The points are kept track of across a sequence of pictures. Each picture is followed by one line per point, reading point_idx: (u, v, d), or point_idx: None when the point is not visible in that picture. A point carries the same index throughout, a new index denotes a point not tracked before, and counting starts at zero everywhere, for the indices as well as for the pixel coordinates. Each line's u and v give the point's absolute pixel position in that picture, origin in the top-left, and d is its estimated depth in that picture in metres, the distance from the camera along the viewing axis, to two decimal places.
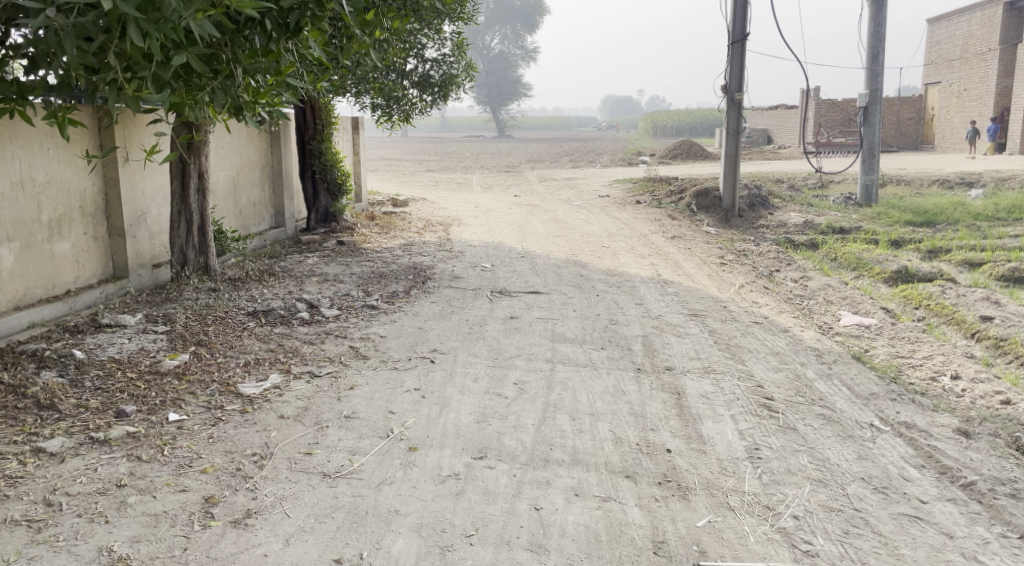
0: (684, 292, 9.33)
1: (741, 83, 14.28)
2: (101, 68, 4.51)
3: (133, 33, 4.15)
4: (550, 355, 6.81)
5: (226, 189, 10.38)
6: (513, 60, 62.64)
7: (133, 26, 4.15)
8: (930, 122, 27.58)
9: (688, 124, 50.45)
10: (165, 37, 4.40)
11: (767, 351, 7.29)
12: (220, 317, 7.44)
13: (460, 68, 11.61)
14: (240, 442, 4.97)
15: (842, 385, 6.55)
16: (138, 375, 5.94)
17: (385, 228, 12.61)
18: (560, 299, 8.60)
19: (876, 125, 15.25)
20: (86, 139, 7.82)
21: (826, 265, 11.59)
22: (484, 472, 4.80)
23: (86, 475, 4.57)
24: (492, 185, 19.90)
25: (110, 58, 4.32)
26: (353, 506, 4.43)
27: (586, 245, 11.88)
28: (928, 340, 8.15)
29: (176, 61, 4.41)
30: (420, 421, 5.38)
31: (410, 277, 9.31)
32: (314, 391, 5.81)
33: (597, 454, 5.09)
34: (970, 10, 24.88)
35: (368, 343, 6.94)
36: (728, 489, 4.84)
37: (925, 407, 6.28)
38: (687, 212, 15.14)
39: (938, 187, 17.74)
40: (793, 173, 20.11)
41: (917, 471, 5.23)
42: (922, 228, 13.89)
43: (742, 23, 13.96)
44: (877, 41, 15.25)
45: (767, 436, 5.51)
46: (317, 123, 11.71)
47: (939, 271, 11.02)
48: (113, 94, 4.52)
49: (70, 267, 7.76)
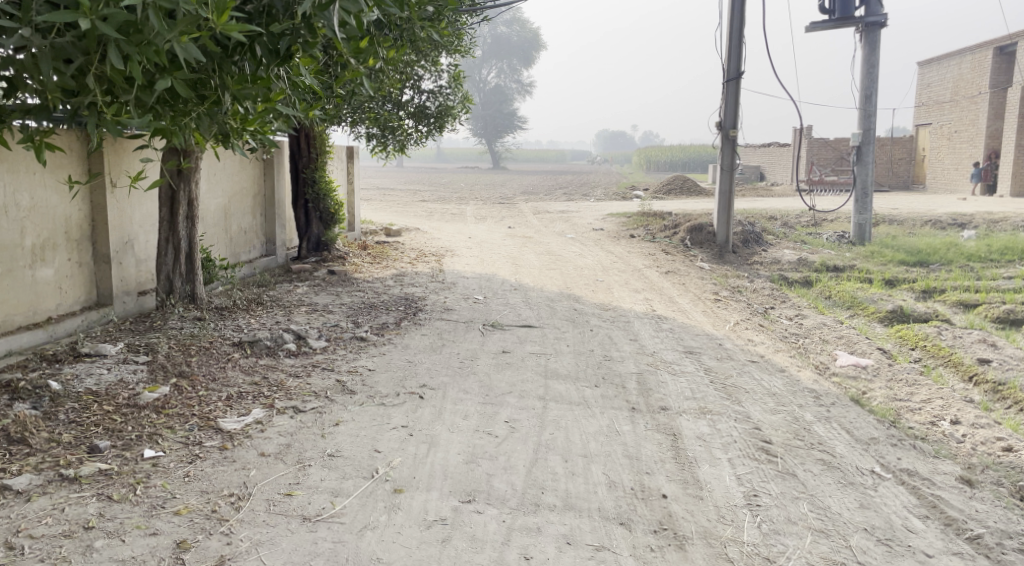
0: (678, 329, 9.16)
1: (736, 120, 14.22)
2: (80, 91, 4.40)
3: (113, 54, 4.05)
4: (542, 392, 6.61)
5: (217, 217, 10.21)
6: (509, 94, 62.95)
7: (113, 48, 4.06)
8: (921, 163, 27.65)
9: (682, 160, 50.62)
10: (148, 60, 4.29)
11: (764, 392, 7.10)
12: (204, 347, 7.24)
13: (456, 100, 11.52)
14: (217, 481, 4.76)
15: (840, 429, 6.37)
16: (115, 409, 5.72)
17: (377, 258, 12.44)
18: (554, 334, 8.41)
19: (870, 165, 15.20)
20: (72, 164, 7.64)
21: (820, 303, 11.48)
22: (472, 517, 4.60)
23: (53, 516, 4.35)
24: (486, 216, 19.76)
25: (89, 80, 4.21)
26: (333, 553, 4.23)
27: (581, 279, 11.73)
28: (926, 383, 7.98)
29: (158, 86, 4.28)
30: (406, 461, 5.18)
31: (401, 308, 9.13)
32: (298, 427, 5.61)
33: (590, 499, 4.90)
34: (961, 54, 25.07)
35: (355, 376, 6.74)
36: (726, 538, 4.67)
37: (927, 453, 6.10)
38: (681, 246, 15.04)
39: (931, 227, 17.70)
40: (787, 210, 20.08)
41: (921, 522, 5.06)
42: (916, 267, 13.79)
43: (737, 61, 13.94)
44: (872, 83, 15.23)
45: (766, 482, 5.32)
46: (311, 151, 11.59)
47: (934, 312, 10.90)
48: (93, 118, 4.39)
49: (52, 293, 7.55)
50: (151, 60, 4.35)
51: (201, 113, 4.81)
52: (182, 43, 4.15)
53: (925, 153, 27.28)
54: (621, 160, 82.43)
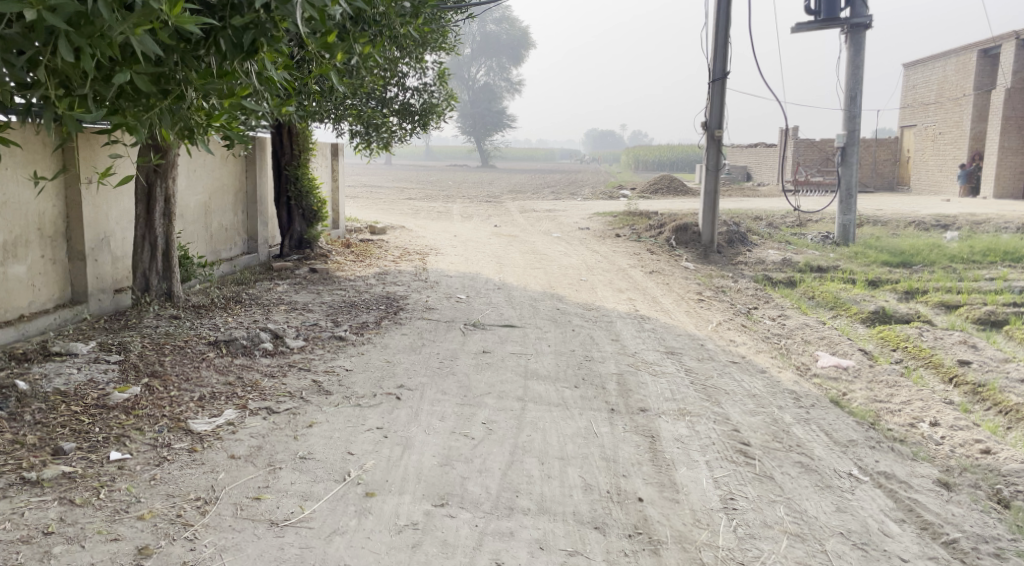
0: (660, 329, 9.10)
1: (721, 120, 14.17)
2: (34, 85, 4.32)
3: (63, 46, 3.97)
4: (521, 393, 6.54)
5: (197, 214, 10.09)
6: (498, 92, 62.81)
7: (63, 40, 3.98)
8: (906, 164, 27.70)
9: (669, 160, 50.60)
10: (104, 53, 4.22)
11: (744, 393, 7.04)
12: (178, 347, 7.13)
13: (441, 97, 11.45)
14: (184, 484, 4.68)
15: (819, 431, 6.31)
16: (84, 409, 5.63)
17: (360, 256, 12.33)
18: (535, 334, 8.33)
19: (855, 166, 15.17)
20: (45, 160, 7.49)
21: (803, 303, 11.46)
22: (444, 521, 4.53)
23: (12, 521, 4.27)
24: (472, 214, 19.68)
25: (40, 73, 4.13)
26: (300, 559, 4.16)
27: (564, 278, 11.66)
28: (906, 384, 7.95)
29: (114, 79, 4.20)
30: (380, 463, 5.11)
31: (382, 307, 9.04)
32: (271, 429, 5.51)
33: (566, 502, 4.84)
34: (946, 56, 25.14)
35: (332, 377, 6.65)
36: (701, 543, 4.62)
37: (906, 456, 6.06)
38: (666, 246, 14.99)
39: (914, 228, 17.72)
40: (773, 210, 20.08)
41: (897, 526, 5.02)
42: (899, 268, 13.80)
43: (723, 61, 13.90)
44: (857, 83, 15.21)
45: (743, 485, 5.27)
46: (294, 147, 11.46)
47: (916, 313, 10.89)
48: (47, 112, 4.31)
49: (24, 291, 7.43)
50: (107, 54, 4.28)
51: (163, 108, 4.73)
52: (137, 35, 4.09)
53: (910, 155, 27.33)
54: (609, 160, 82.39)
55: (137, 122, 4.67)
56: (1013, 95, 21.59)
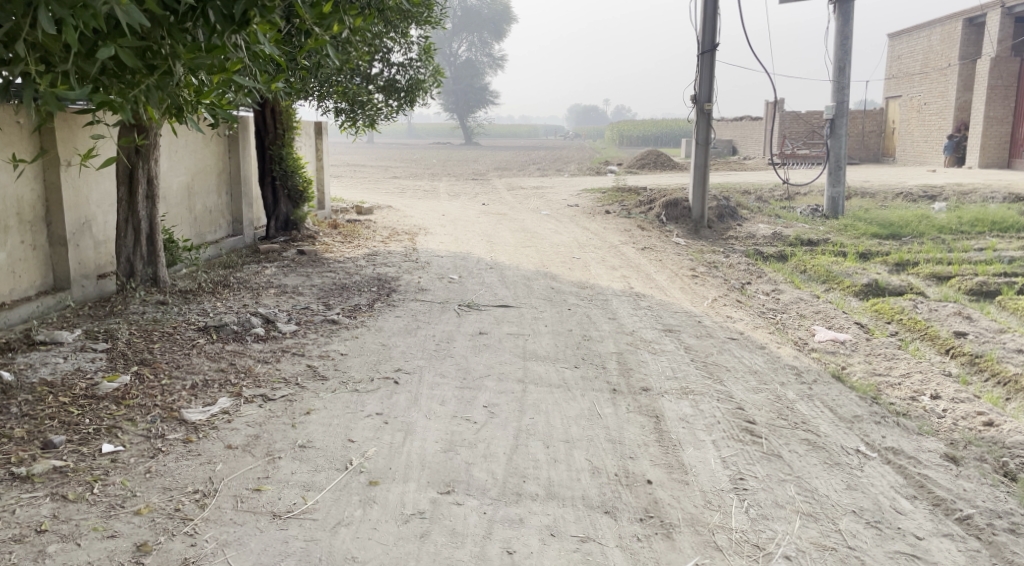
0: (656, 306, 8.97)
1: (710, 93, 14.00)
2: (12, 60, 4.13)
3: (43, 18, 3.78)
4: (521, 374, 6.40)
5: (180, 196, 9.86)
6: (480, 68, 62.26)
7: (43, 12, 3.80)
8: (891, 135, 27.61)
9: (654, 135, 50.34)
10: (89, 25, 4.04)
11: (745, 370, 6.93)
12: (167, 333, 6.95)
13: (427, 73, 11.21)
14: (181, 476, 4.60)
15: (824, 407, 6.19)
16: (73, 399, 5.48)
17: (348, 237, 12.12)
18: (530, 314, 8.19)
19: (843, 137, 15.05)
20: (22, 142, 7.25)
21: (796, 277, 11.36)
22: (451, 509, 4.42)
23: (2, 520, 4.19)
24: (460, 192, 19.47)
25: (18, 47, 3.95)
26: (305, 553, 4.07)
27: (556, 257, 11.50)
28: (904, 357, 7.86)
29: (99, 53, 4.02)
30: (382, 450, 4.97)
31: (374, 289, 8.86)
32: (267, 416, 5.37)
33: (574, 486, 4.72)
34: (930, 26, 25.03)
35: (327, 361, 6.49)
36: (713, 525, 4.51)
37: (912, 430, 5.94)
38: (657, 222, 14.85)
39: (901, 199, 17.66)
40: (760, 184, 19.96)
41: (909, 503, 4.93)
42: (889, 240, 13.74)
43: (711, 33, 13.71)
44: (845, 54, 15.06)
45: (752, 464, 5.16)
46: (278, 126, 11.20)
47: (908, 285, 10.81)
48: (26, 89, 4.13)
49: (6, 277, 7.22)
50: (90, 26, 4.09)
51: (150, 85, 4.52)
52: (122, 7, 3.89)
53: (895, 126, 27.24)
54: (593, 136, 81.93)
55: (121, 99, 4.48)
56: (998, 64, 21.48)
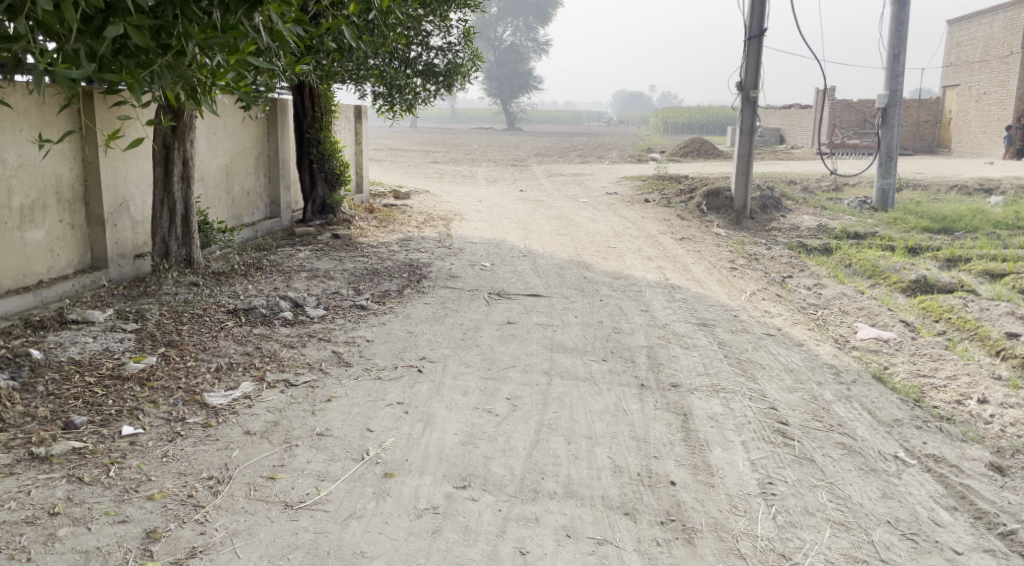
0: (692, 299, 8.78)
1: (757, 80, 13.67)
2: (23, 38, 4.14)
3: None
4: (547, 366, 6.29)
5: (217, 178, 9.87)
6: (525, 52, 61.91)
7: None
8: (947, 125, 26.85)
9: (700, 121, 49.68)
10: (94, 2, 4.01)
11: (781, 368, 6.72)
12: (196, 315, 6.95)
13: (466, 57, 11.08)
14: (198, 462, 4.59)
15: (862, 409, 5.96)
16: (98, 379, 5.50)
17: (383, 222, 12.07)
18: (561, 304, 8.06)
19: (896, 128, 14.61)
20: (59, 122, 7.29)
21: (840, 271, 11.06)
22: (466, 505, 4.34)
23: (18, 500, 4.22)
24: (498, 178, 19.36)
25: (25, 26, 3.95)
26: (314, 545, 4.02)
27: (592, 245, 11.33)
28: (951, 358, 7.57)
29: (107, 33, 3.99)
30: (400, 441, 4.91)
31: (405, 275, 8.79)
32: (288, 403, 5.34)
33: (594, 485, 4.60)
34: (993, 12, 24.25)
35: (352, 348, 6.43)
36: (738, 531, 4.36)
37: (956, 436, 5.68)
38: (697, 212, 14.59)
39: (956, 192, 17.14)
40: (807, 174, 19.52)
41: (949, 515, 4.73)
42: (940, 235, 13.33)
43: (760, 19, 13.35)
44: (900, 41, 14.60)
45: (782, 468, 4.98)
46: (316, 109, 11.10)
47: (959, 282, 10.46)
48: (37, 67, 4.12)
49: (42, 256, 7.29)
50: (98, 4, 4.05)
51: (164, 64, 4.47)
52: None
53: (951, 116, 26.48)
54: (638, 122, 81.14)
55: (135, 80, 4.44)
56: None
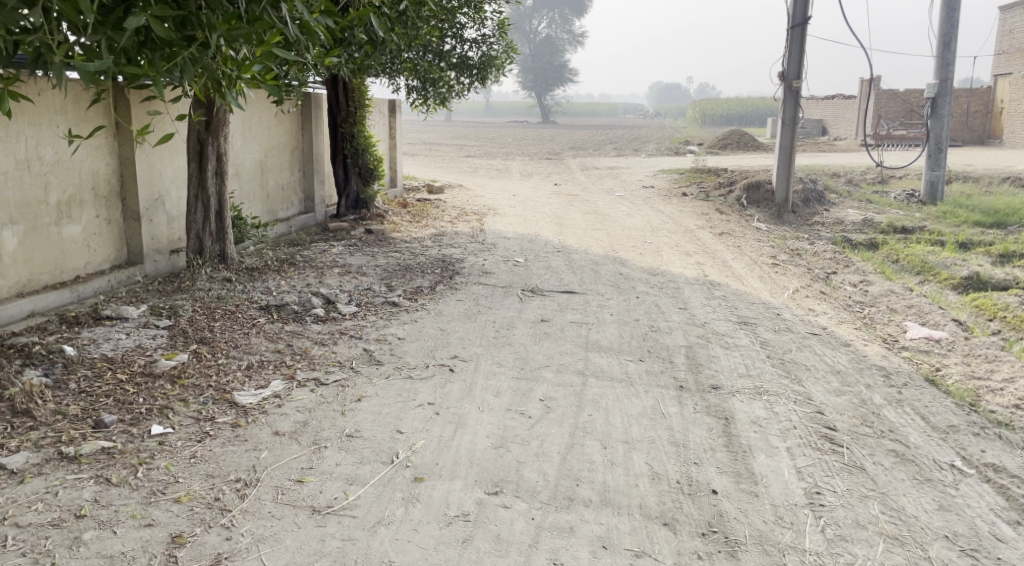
0: (732, 296, 8.52)
1: (800, 70, 13.30)
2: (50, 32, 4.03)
3: None
4: (582, 366, 6.10)
5: (252, 173, 9.80)
6: (561, 45, 61.56)
7: None
8: (998, 116, 26.08)
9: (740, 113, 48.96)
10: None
11: (827, 370, 6.46)
12: (229, 311, 6.87)
13: (501, 49, 10.84)
14: (226, 463, 4.48)
15: (914, 414, 5.69)
16: (129, 377, 5.43)
17: (417, 217, 11.93)
18: (596, 301, 7.86)
19: (946, 118, 14.13)
20: (94, 118, 7.24)
21: (887, 267, 10.71)
22: (497, 513, 4.18)
23: (44, 502, 4.14)
24: (533, 172, 19.14)
25: None
26: (341, 553, 3.89)
27: (628, 241, 11.11)
28: (1009, 359, 7.22)
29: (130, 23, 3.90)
30: (430, 444, 4.76)
31: (438, 271, 8.64)
32: (318, 402, 5.22)
33: (631, 493, 4.42)
34: None
35: (384, 346, 6.30)
36: (784, 545, 4.14)
37: (1016, 444, 5.39)
38: (737, 206, 14.26)
39: (1008, 185, 16.58)
40: (851, 167, 19.05)
41: (1011, 529, 4.47)
42: (993, 229, 12.87)
43: (803, 6, 12.97)
44: (950, 28, 14.12)
45: (831, 477, 4.75)
46: (350, 104, 11.01)
47: (1014, 278, 10.05)
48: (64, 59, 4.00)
49: (79, 251, 7.25)
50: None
51: (187, 57, 4.37)
52: None
53: (1003, 106, 25.70)
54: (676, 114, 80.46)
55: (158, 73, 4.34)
56: None
